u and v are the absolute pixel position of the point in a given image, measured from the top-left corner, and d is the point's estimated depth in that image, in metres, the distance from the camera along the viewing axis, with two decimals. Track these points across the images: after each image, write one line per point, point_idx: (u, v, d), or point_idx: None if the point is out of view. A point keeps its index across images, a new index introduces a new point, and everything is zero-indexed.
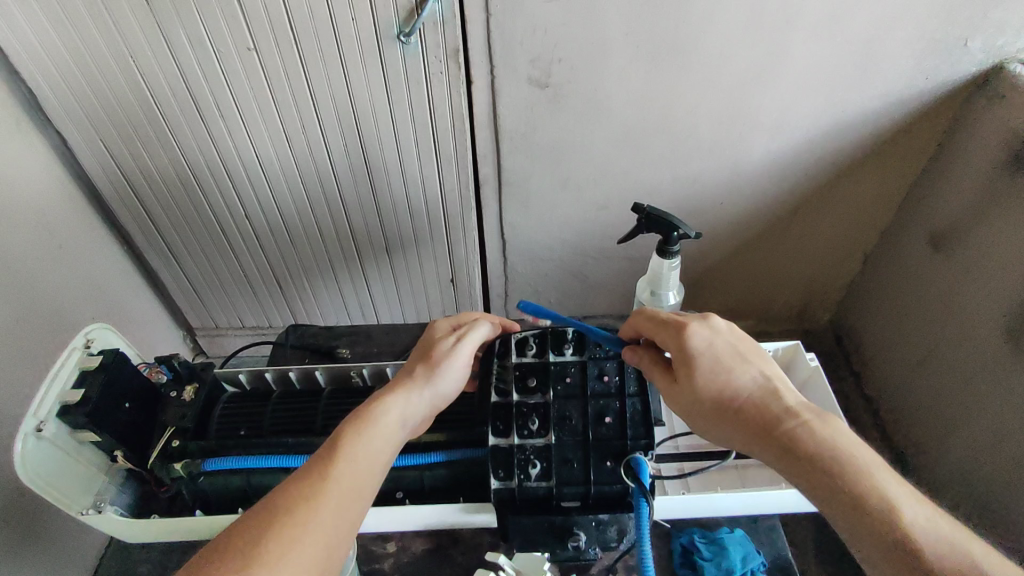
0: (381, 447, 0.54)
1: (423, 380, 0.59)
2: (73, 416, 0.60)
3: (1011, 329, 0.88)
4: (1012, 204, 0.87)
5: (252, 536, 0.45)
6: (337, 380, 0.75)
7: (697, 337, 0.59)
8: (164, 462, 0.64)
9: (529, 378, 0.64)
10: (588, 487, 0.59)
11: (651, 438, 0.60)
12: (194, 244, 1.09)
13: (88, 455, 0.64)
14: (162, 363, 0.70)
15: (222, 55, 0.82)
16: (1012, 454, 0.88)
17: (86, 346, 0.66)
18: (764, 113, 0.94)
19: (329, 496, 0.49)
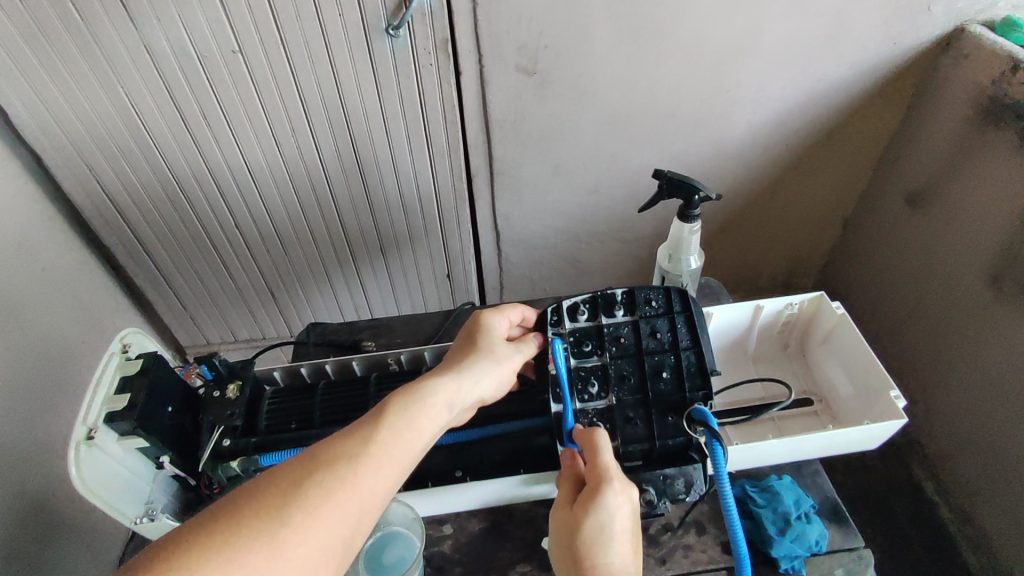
0: (424, 428, 0.51)
1: (479, 373, 0.57)
2: (124, 421, 0.56)
3: (991, 277, 0.92)
4: (983, 157, 0.92)
5: (291, 481, 0.44)
6: (374, 368, 0.72)
7: (611, 500, 0.52)
8: (216, 462, 0.62)
9: (585, 342, 0.66)
10: (652, 442, 0.60)
11: (708, 389, 0.62)
12: (181, 257, 1.06)
13: (135, 463, 0.59)
14: (203, 362, 0.65)
15: (205, 60, 0.80)
16: (999, 395, 0.93)
17: (124, 351, 0.61)
18: (745, 87, 0.96)
19: (373, 459, 0.46)
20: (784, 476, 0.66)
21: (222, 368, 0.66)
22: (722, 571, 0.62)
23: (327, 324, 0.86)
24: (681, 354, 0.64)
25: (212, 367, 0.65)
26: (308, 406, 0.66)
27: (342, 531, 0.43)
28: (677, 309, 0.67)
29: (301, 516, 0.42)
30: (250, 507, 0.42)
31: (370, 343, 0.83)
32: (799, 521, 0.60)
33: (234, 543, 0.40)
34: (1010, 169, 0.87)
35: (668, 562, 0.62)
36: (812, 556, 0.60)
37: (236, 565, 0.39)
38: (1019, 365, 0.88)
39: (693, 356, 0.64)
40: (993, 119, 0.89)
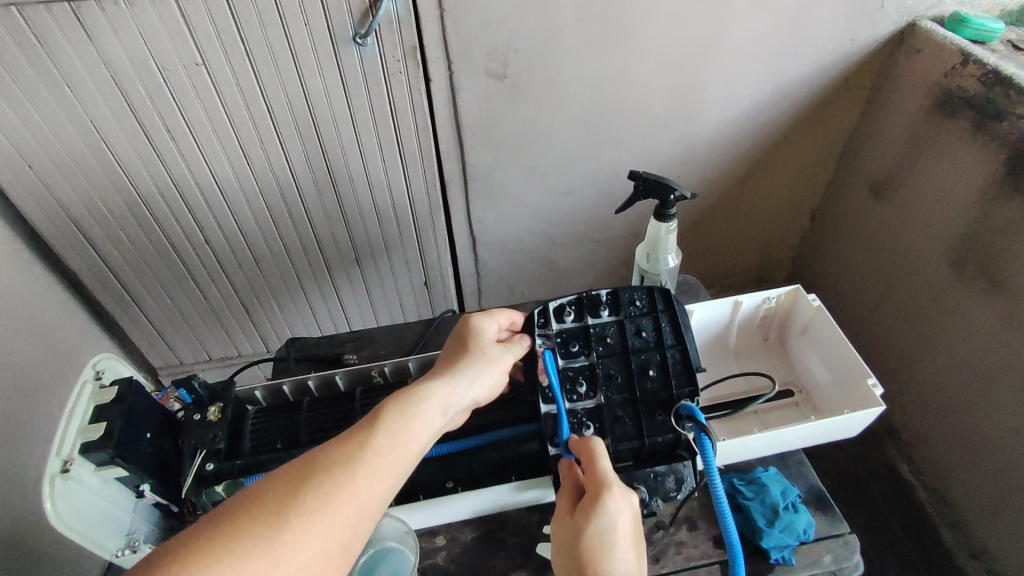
0: (421, 431, 0.51)
1: (471, 378, 0.57)
2: (101, 452, 0.54)
3: (953, 262, 0.96)
4: (939, 146, 0.95)
5: (289, 487, 0.43)
6: (358, 382, 0.71)
7: (612, 505, 0.51)
8: (200, 487, 0.59)
9: (572, 343, 0.66)
10: (642, 440, 0.60)
11: (694, 386, 0.62)
12: (149, 276, 1.03)
13: (113, 492, 0.57)
14: (180, 386, 0.61)
15: (168, 73, 0.78)
16: (966, 376, 0.96)
17: (97, 379, 0.60)
18: (711, 86, 0.98)
19: (371, 463, 0.45)
20: (770, 468, 0.67)
21: (201, 391, 0.62)
22: (715, 566, 0.62)
23: (307, 338, 0.84)
24: (667, 352, 0.64)
25: (191, 390, 0.62)
26: (293, 423, 0.65)
27: (343, 536, 0.42)
28: (661, 307, 0.67)
29: (301, 522, 0.41)
30: (251, 510, 0.41)
31: (353, 356, 0.81)
32: (788, 511, 0.62)
33: (233, 551, 0.39)
34: (966, 157, 0.91)
35: (662, 560, 0.63)
36: (802, 545, 0.61)
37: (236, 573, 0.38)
38: (984, 345, 0.92)
39: (678, 353, 0.64)
40: (947, 110, 0.92)
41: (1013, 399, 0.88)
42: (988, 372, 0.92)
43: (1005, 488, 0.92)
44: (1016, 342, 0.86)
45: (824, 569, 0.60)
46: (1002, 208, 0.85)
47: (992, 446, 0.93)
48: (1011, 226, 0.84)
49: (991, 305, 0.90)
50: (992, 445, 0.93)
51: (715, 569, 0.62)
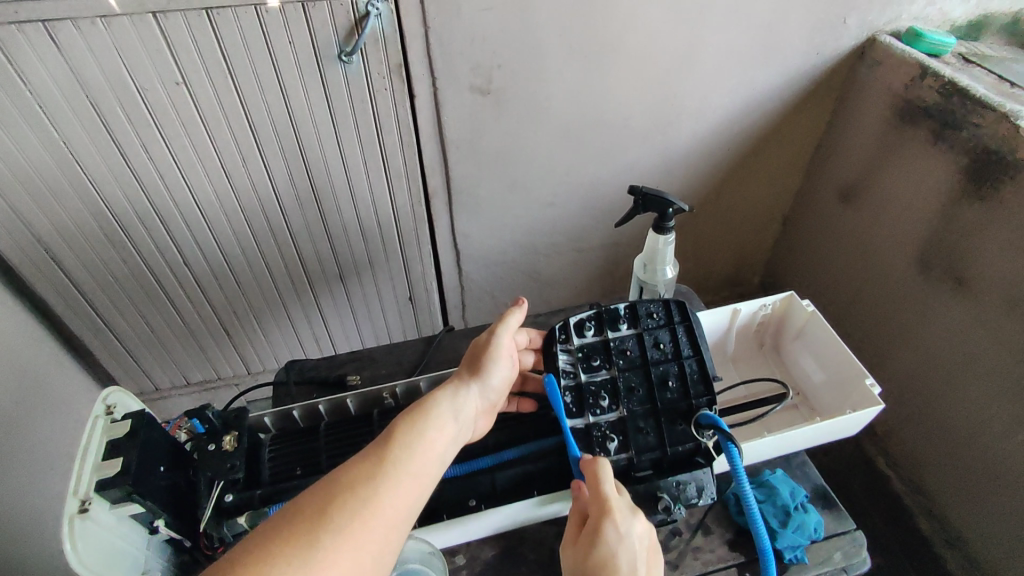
0: (438, 438, 0.52)
1: (472, 380, 0.60)
2: (117, 488, 0.51)
3: (921, 263, 1.01)
4: (902, 153, 1.00)
5: (315, 507, 0.44)
6: (370, 404, 0.69)
7: (612, 532, 0.52)
8: (219, 519, 0.57)
9: (593, 357, 0.66)
10: (664, 450, 0.60)
11: (712, 395, 0.63)
12: (125, 300, 1.00)
13: (128, 528, 0.55)
14: (194, 416, 0.58)
15: (146, 92, 0.76)
16: (936, 370, 1.01)
17: (109, 413, 0.57)
18: (688, 99, 1.01)
19: (393, 477, 0.47)
20: (776, 470, 0.69)
21: (215, 420, 0.59)
22: (733, 569, 0.64)
23: (306, 360, 0.82)
24: (685, 362, 0.65)
25: (204, 420, 0.59)
26: (312, 451, 0.64)
27: (374, 548, 0.43)
28: (678, 319, 0.68)
29: (332, 538, 0.42)
30: (282, 529, 0.42)
31: (356, 376, 0.80)
32: (798, 512, 0.63)
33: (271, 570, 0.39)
34: (928, 163, 0.96)
35: (681, 566, 0.64)
36: (813, 543, 0.63)
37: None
38: (953, 341, 0.97)
39: (695, 363, 0.65)
40: (909, 119, 0.97)
41: (983, 391, 0.92)
42: (958, 366, 0.96)
43: (979, 476, 0.96)
44: (983, 337, 0.91)
45: (836, 566, 0.62)
46: (965, 210, 0.90)
47: (965, 437, 0.97)
48: (974, 227, 0.89)
49: (957, 303, 0.95)
50: (964, 436, 0.98)
51: (732, 572, 0.63)
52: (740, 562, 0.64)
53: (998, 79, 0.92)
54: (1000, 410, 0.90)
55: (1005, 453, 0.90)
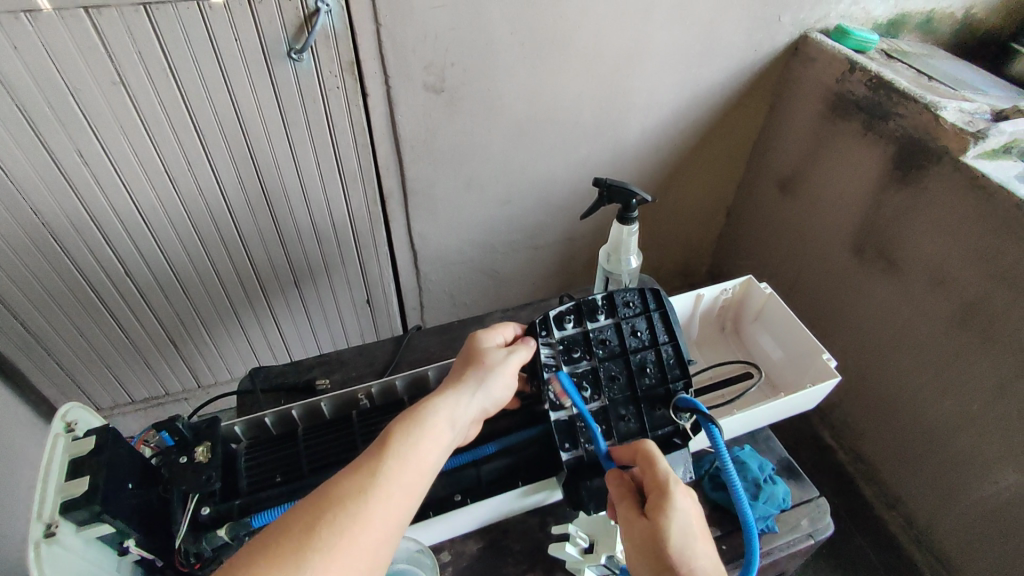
0: (429, 449, 0.51)
1: (477, 385, 0.57)
2: (87, 509, 0.47)
3: (856, 246, 1.07)
4: (835, 143, 1.06)
5: (304, 525, 0.43)
6: (345, 408, 0.68)
7: (681, 499, 0.51)
8: (198, 533, 0.55)
9: (574, 349, 0.66)
10: (644, 435, 0.63)
11: (687, 378, 0.66)
12: (60, 317, 0.93)
13: (95, 552, 0.51)
14: (162, 428, 0.55)
15: (80, 93, 0.71)
16: (873, 345, 1.08)
17: (70, 431, 0.53)
18: (636, 94, 1.04)
19: (383, 491, 0.47)
20: (745, 446, 0.72)
21: (185, 432, 0.57)
22: None
23: (271, 366, 0.79)
24: (661, 348, 0.67)
25: (173, 432, 0.56)
26: (291, 456, 0.62)
27: (362, 566, 0.43)
28: (653, 306, 0.69)
29: (320, 558, 0.42)
30: (270, 550, 0.42)
31: (325, 381, 0.78)
32: (767, 483, 0.66)
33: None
34: (859, 153, 1.02)
35: None
36: (782, 512, 0.67)
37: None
38: (887, 318, 1.03)
39: (671, 348, 0.67)
40: (841, 112, 1.03)
41: (915, 363, 0.99)
42: (891, 341, 1.03)
43: (914, 442, 1.04)
44: (913, 313, 0.98)
45: (803, 532, 0.65)
46: (893, 195, 0.97)
47: (901, 407, 1.04)
48: (902, 212, 0.96)
49: (889, 283, 1.01)
50: (901, 406, 1.05)
51: None
52: (715, 535, 0.67)
53: (917, 74, 0.99)
54: (930, 380, 0.97)
55: (937, 420, 0.98)
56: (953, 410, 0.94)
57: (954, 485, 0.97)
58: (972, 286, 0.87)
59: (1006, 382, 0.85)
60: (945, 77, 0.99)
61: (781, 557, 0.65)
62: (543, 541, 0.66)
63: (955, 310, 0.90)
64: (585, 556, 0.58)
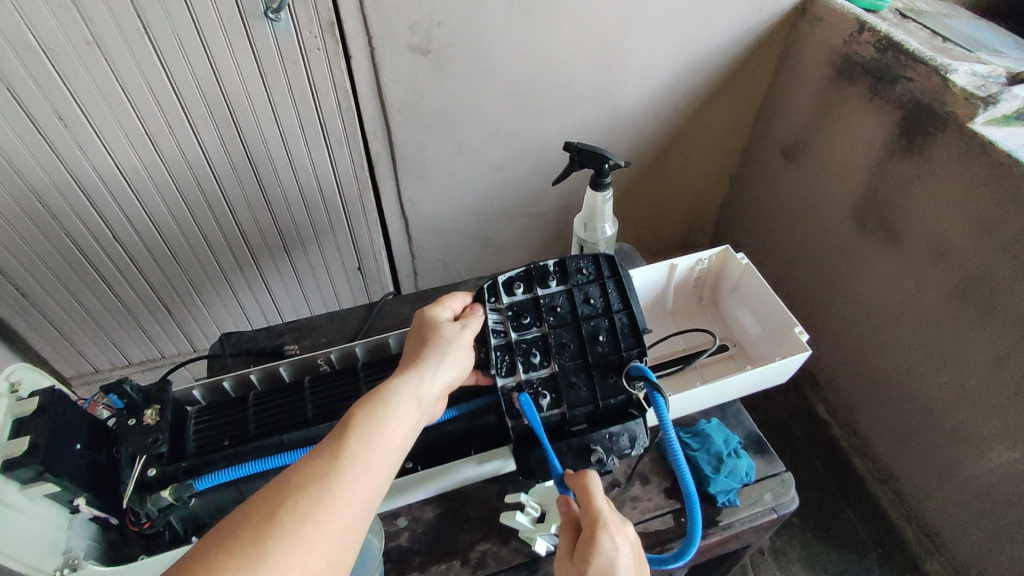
0: (397, 427, 0.48)
1: (437, 360, 0.55)
2: (27, 469, 0.48)
3: (858, 216, 1.03)
4: (841, 109, 1.01)
5: (267, 511, 0.40)
6: (304, 371, 0.69)
7: (609, 542, 0.49)
8: (142, 495, 0.54)
9: (524, 315, 0.65)
10: (596, 404, 0.60)
11: (642, 347, 0.64)
12: (51, 278, 0.95)
13: (47, 510, 0.51)
14: (111, 390, 0.55)
15: (54, 54, 0.70)
16: (872, 320, 1.05)
17: (13, 391, 0.52)
18: (633, 58, 0.99)
19: (348, 472, 0.43)
20: (711, 419, 0.71)
21: (135, 395, 0.56)
22: (668, 515, 0.65)
23: (242, 332, 0.82)
24: (615, 316, 0.65)
25: (123, 394, 0.56)
26: (240, 419, 0.62)
27: (331, 550, 0.40)
28: (607, 274, 0.68)
29: (282, 544, 0.39)
30: (231, 541, 0.38)
31: (294, 346, 0.80)
32: (730, 457, 0.66)
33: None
34: (865, 120, 0.97)
35: (620, 516, 0.65)
36: (745, 486, 0.66)
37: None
38: (886, 292, 1.00)
39: (625, 316, 0.65)
40: (847, 76, 0.98)
41: (913, 338, 0.97)
42: (890, 314, 1.00)
43: (910, 418, 1.02)
44: (913, 287, 0.95)
45: (766, 506, 0.64)
46: (898, 164, 0.93)
47: (897, 383, 1.02)
48: (906, 180, 0.92)
49: (890, 255, 0.98)
50: (897, 381, 1.02)
51: (668, 518, 0.64)
52: (675, 507, 0.65)
53: (931, 34, 0.93)
54: (928, 356, 0.95)
55: (933, 396, 0.95)
56: (949, 387, 0.92)
57: (949, 462, 0.95)
58: (974, 259, 0.84)
59: (1003, 359, 0.82)
60: (962, 38, 0.93)
61: (743, 531, 0.64)
62: (503, 507, 0.66)
63: (956, 283, 0.87)
64: (536, 526, 0.58)
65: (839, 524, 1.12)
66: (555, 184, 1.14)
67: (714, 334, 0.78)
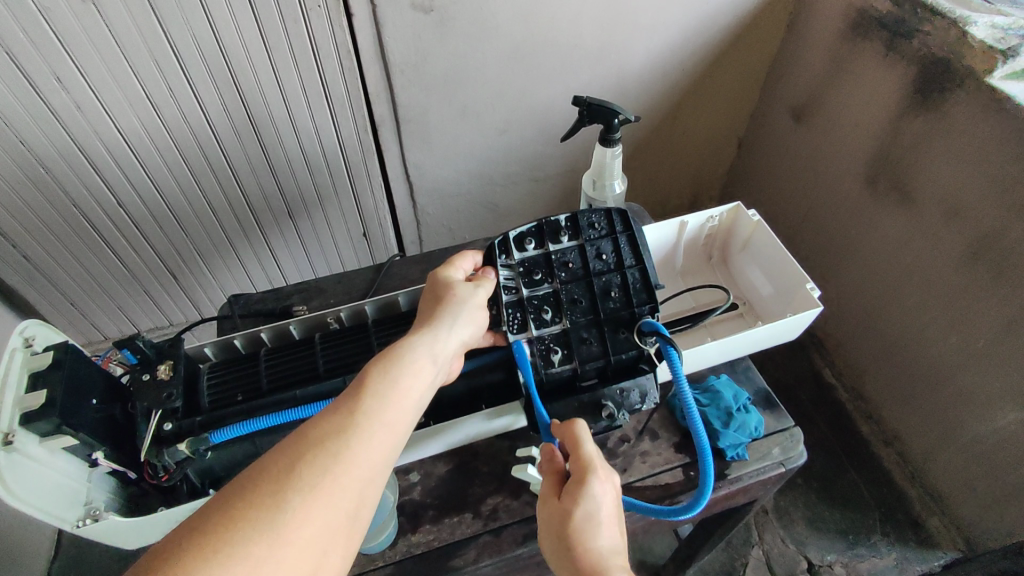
0: (412, 384, 0.48)
1: (449, 319, 0.55)
2: (44, 422, 0.48)
3: (869, 177, 1.02)
4: (854, 67, 0.99)
5: (284, 466, 0.40)
6: (314, 329, 0.69)
7: (596, 491, 0.50)
8: (159, 448, 0.56)
9: (535, 271, 0.65)
10: (607, 359, 0.61)
11: (654, 303, 0.63)
12: (57, 244, 0.95)
13: (62, 462, 0.51)
14: (124, 346, 0.57)
15: (49, 12, 0.68)
16: (881, 282, 1.04)
17: (28, 346, 0.53)
18: (642, 15, 0.96)
19: (365, 427, 0.44)
20: (721, 375, 0.71)
21: (147, 350, 0.58)
22: (677, 469, 0.66)
23: (251, 294, 0.83)
24: (627, 271, 0.65)
25: (136, 350, 0.57)
26: (252, 375, 0.62)
27: (349, 503, 0.41)
28: (620, 228, 0.67)
29: (300, 496, 0.39)
30: (251, 494, 0.39)
31: (303, 307, 0.81)
32: (740, 413, 0.66)
33: (232, 538, 0.37)
34: (879, 78, 0.95)
35: (629, 470, 0.66)
36: (753, 441, 0.67)
37: (239, 558, 0.36)
38: (896, 253, 1.00)
39: (637, 272, 0.65)
40: (862, 31, 0.95)
41: (922, 299, 0.96)
42: (900, 276, 1.00)
43: (917, 380, 1.02)
44: (924, 247, 0.94)
45: (774, 460, 0.65)
46: (912, 122, 0.91)
47: (907, 345, 1.02)
48: (920, 139, 0.90)
49: (901, 216, 0.97)
50: (905, 342, 1.02)
51: (677, 472, 0.65)
52: (684, 462, 0.66)
53: None
54: (937, 318, 0.94)
55: (941, 358, 0.95)
56: (957, 348, 0.92)
57: (955, 423, 0.96)
58: (988, 219, 0.83)
59: (1014, 320, 0.82)
60: None
61: (751, 485, 0.65)
62: (513, 462, 0.67)
63: (967, 244, 0.86)
64: None
65: (843, 484, 1.13)
66: (562, 142, 1.11)
67: (725, 292, 0.78)
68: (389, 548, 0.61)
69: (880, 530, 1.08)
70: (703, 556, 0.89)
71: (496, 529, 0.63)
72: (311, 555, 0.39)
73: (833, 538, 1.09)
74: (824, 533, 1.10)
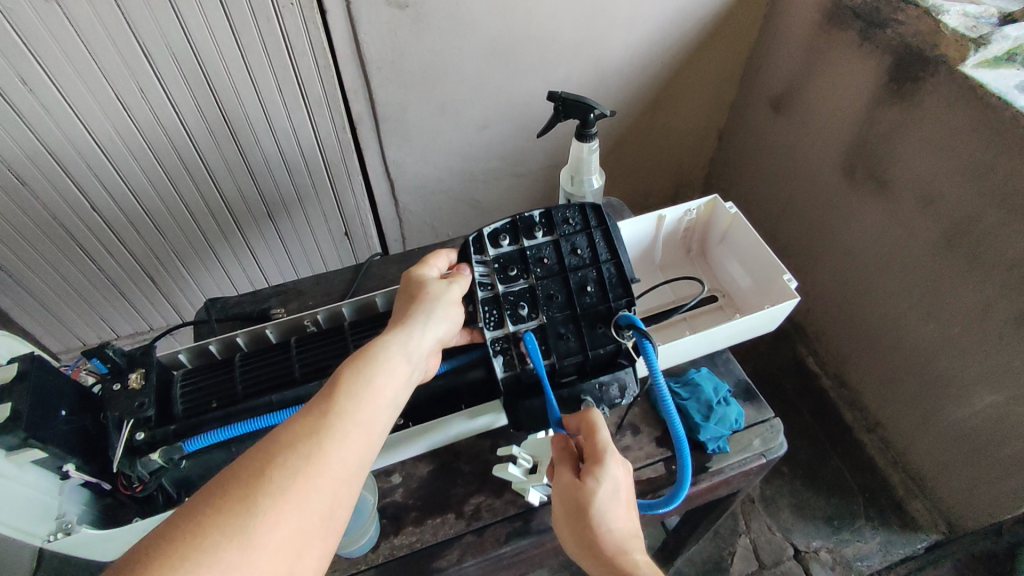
0: (388, 385, 0.48)
1: (423, 318, 0.54)
2: (11, 436, 0.47)
3: (845, 166, 1.03)
4: (829, 57, 0.99)
5: (254, 469, 0.40)
6: (291, 332, 0.69)
7: (612, 473, 0.50)
8: (132, 458, 0.55)
9: (510, 268, 0.64)
10: (585, 354, 0.61)
11: (631, 296, 0.64)
12: (28, 250, 0.93)
13: (31, 475, 0.50)
14: (93, 355, 0.55)
15: (11, 12, 0.66)
16: (860, 270, 1.06)
17: None
18: (619, 9, 0.96)
19: (338, 429, 0.43)
20: (701, 368, 0.72)
21: (118, 358, 0.56)
22: (659, 462, 0.66)
23: (228, 297, 0.82)
24: (602, 266, 0.65)
25: (105, 359, 0.55)
26: (227, 381, 0.62)
27: (323, 507, 0.41)
28: (594, 223, 0.67)
29: (271, 500, 0.39)
30: (222, 498, 0.38)
31: (281, 309, 0.80)
32: (720, 405, 0.67)
33: (200, 543, 0.36)
34: (855, 67, 0.95)
35: None
36: (734, 433, 0.67)
37: (209, 564, 0.36)
38: (874, 241, 1.01)
39: (613, 267, 0.65)
40: (837, 22, 0.96)
41: (901, 287, 0.98)
42: (878, 264, 1.01)
43: (896, 365, 1.03)
44: (900, 234, 0.95)
45: (755, 451, 0.66)
46: (887, 111, 0.92)
47: (886, 332, 1.03)
48: (895, 128, 0.91)
49: (877, 205, 0.98)
50: (885, 330, 1.04)
51: (659, 466, 0.66)
52: (666, 455, 0.66)
53: None
54: (914, 305, 0.96)
55: (919, 342, 0.97)
56: (934, 334, 0.93)
57: (934, 408, 0.97)
58: (962, 206, 0.84)
59: (991, 305, 0.83)
60: None
61: (733, 476, 0.65)
62: (495, 460, 0.67)
63: (943, 231, 0.88)
64: (529, 476, 0.58)
65: (827, 471, 1.14)
66: (541, 136, 1.11)
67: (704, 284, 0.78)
68: (371, 551, 0.61)
69: (863, 515, 1.09)
70: (689, 547, 0.89)
71: (479, 529, 0.62)
72: (286, 557, 0.38)
73: (817, 524, 1.11)
74: (809, 520, 1.11)
